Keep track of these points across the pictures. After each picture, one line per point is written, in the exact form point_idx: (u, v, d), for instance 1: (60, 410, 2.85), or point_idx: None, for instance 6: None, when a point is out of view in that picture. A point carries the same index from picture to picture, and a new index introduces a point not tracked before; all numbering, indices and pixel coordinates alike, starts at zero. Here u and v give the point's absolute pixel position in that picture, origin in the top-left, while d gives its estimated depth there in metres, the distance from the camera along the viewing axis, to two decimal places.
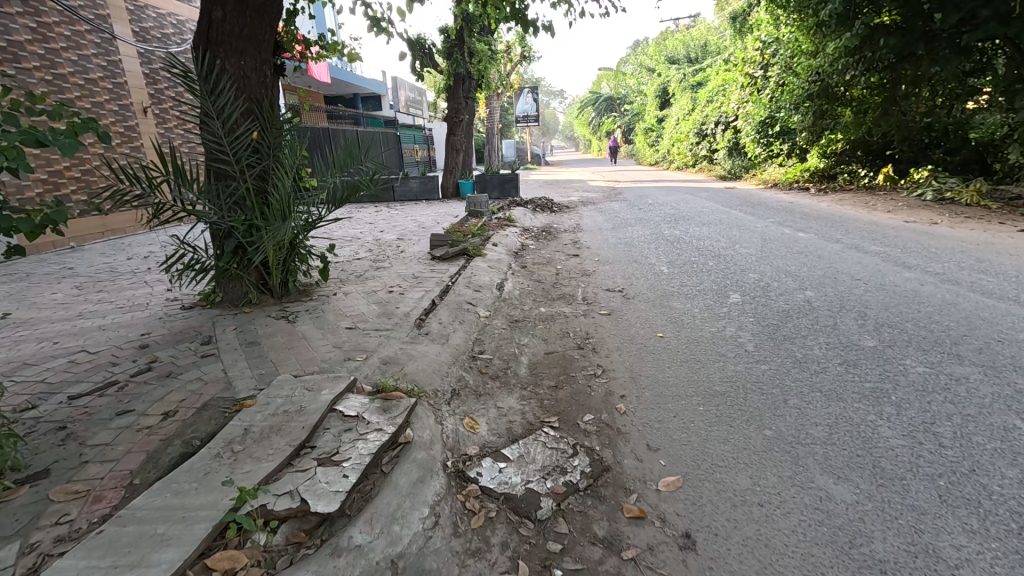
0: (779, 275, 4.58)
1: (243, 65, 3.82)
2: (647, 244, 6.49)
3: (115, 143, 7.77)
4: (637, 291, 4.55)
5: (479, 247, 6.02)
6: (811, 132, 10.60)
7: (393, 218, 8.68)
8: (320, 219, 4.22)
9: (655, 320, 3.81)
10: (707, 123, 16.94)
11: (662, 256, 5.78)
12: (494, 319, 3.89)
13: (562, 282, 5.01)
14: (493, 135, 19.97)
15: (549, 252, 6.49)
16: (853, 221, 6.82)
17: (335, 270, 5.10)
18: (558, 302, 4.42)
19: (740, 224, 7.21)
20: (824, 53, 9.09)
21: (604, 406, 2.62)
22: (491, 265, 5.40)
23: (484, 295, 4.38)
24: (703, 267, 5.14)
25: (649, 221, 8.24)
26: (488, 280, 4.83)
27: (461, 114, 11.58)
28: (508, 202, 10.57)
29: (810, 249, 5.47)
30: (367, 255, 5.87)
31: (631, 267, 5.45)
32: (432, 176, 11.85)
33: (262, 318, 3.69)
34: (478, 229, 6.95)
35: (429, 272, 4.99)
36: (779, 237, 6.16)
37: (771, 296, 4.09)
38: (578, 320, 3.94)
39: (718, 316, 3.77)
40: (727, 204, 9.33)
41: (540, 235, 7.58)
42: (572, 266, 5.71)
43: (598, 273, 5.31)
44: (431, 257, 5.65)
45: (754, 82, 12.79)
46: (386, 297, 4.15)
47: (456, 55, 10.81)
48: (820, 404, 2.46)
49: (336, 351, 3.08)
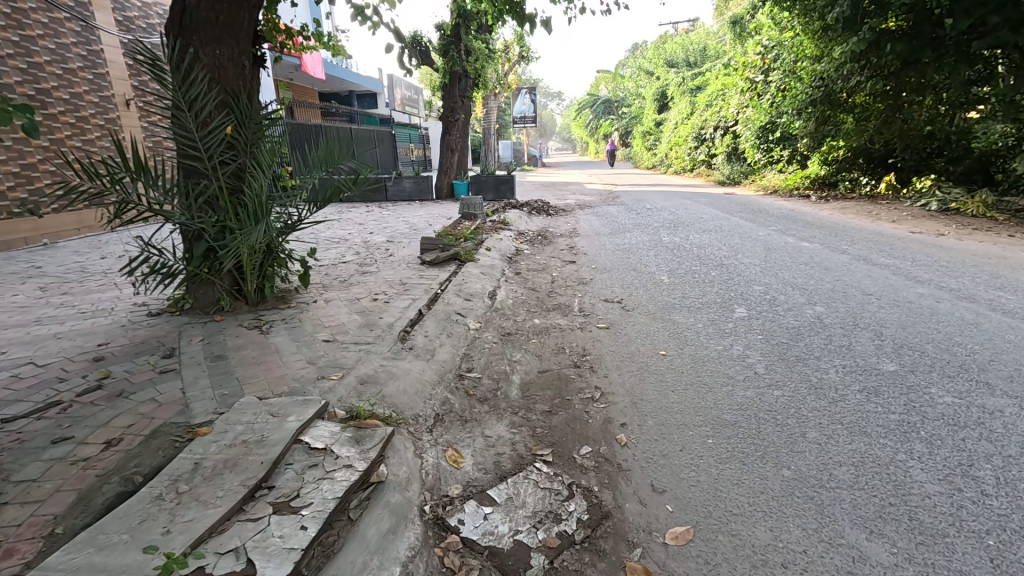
0: (786, 288, 4.35)
1: (219, 55, 3.55)
2: (646, 251, 6.26)
3: (94, 136, 7.47)
4: (637, 302, 4.31)
5: (471, 252, 5.77)
6: (812, 138, 10.43)
7: (384, 218, 8.41)
8: (300, 221, 3.96)
9: (657, 335, 3.57)
10: (706, 127, 16.76)
11: (662, 264, 5.55)
12: (485, 331, 3.63)
13: (557, 291, 4.76)
14: (489, 135, 19.74)
15: (545, 258, 6.24)
16: (857, 231, 6.63)
17: (318, 275, 4.82)
18: (553, 313, 4.17)
19: (741, 232, 7.01)
20: (828, 58, 8.92)
21: (603, 436, 2.37)
22: (484, 271, 5.15)
23: (475, 305, 4.13)
24: (705, 278, 4.91)
25: (648, 226, 8.02)
26: (480, 287, 4.58)
27: (456, 113, 11.36)
28: (504, 204, 10.32)
29: (816, 259, 5.25)
30: (353, 258, 5.60)
31: (630, 275, 5.21)
32: (426, 176, 11.59)
33: (233, 327, 3.42)
34: (471, 232, 6.69)
35: (417, 278, 4.73)
36: (783, 246, 5.94)
37: (779, 311, 3.86)
38: (574, 334, 3.69)
39: (723, 333, 3.53)
40: (727, 210, 9.14)
41: (535, 239, 7.34)
42: (568, 273, 5.46)
43: (596, 281, 5.06)
44: (421, 262, 5.38)
45: (754, 87, 12.62)
46: (371, 305, 3.88)
47: (452, 53, 10.57)
48: (842, 439, 2.23)
49: (310, 367, 2.81)
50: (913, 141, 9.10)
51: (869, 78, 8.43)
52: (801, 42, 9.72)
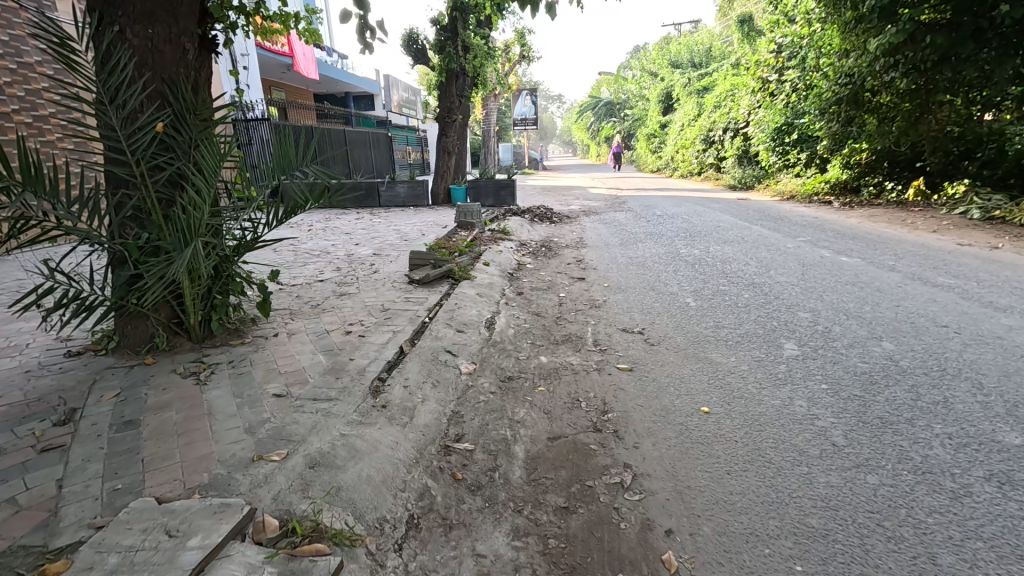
0: (839, 317, 3.68)
1: (152, 34, 2.85)
2: (664, 266, 5.57)
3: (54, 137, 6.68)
4: (662, 334, 3.62)
5: (467, 268, 5.09)
6: (833, 139, 9.71)
7: (374, 227, 7.76)
8: (259, 238, 3.31)
9: (692, 383, 2.86)
10: (715, 129, 16.07)
11: (684, 283, 4.87)
12: (481, 376, 2.94)
13: (566, 317, 4.08)
14: (489, 137, 19.07)
15: (550, 273, 5.56)
16: (897, 243, 5.94)
17: (286, 298, 4.13)
18: (563, 347, 3.48)
19: (766, 243, 6.34)
20: (857, 53, 8.23)
21: (643, 556, 1.68)
22: (481, 293, 4.46)
23: (469, 338, 3.44)
24: (739, 302, 4.20)
25: (661, 236, 7.34)
26: (476, 314, 3.89)
27: (453, 114, 10.54)
28: (504, 210, 9.62)
29: (863, 278, 4.57)
30: (332, 276, 4.92)
31: (649, 297, 4.52)
32: (422, 180, 10.89)
33: (165, 373, 2.72)
34: (466, 244, 5.99)
35: (402, 303, 4.03)
36: (820, 262, 5.25)
37: (839, 348, 3.17)
38: (589, 378, 3.00)
39: (777, 380, 2.84)
40: (745, 218, 8.47)
41: (538, 251, 6.65)
42: (577, 293, 4.77)
43: (609, 305, 4.38)
44: (409, 280, 4.70)
45: (767, 87, 11.94)
46: (343, 342, 3.19)
47: (449, 50, 9.90)
48: (994, 572, 1.54)
49: (247, 440, 2.12)
50: (942, 143, 8.38)
51: (903, 74, 7.77)
52: (826, 37, 9.03)
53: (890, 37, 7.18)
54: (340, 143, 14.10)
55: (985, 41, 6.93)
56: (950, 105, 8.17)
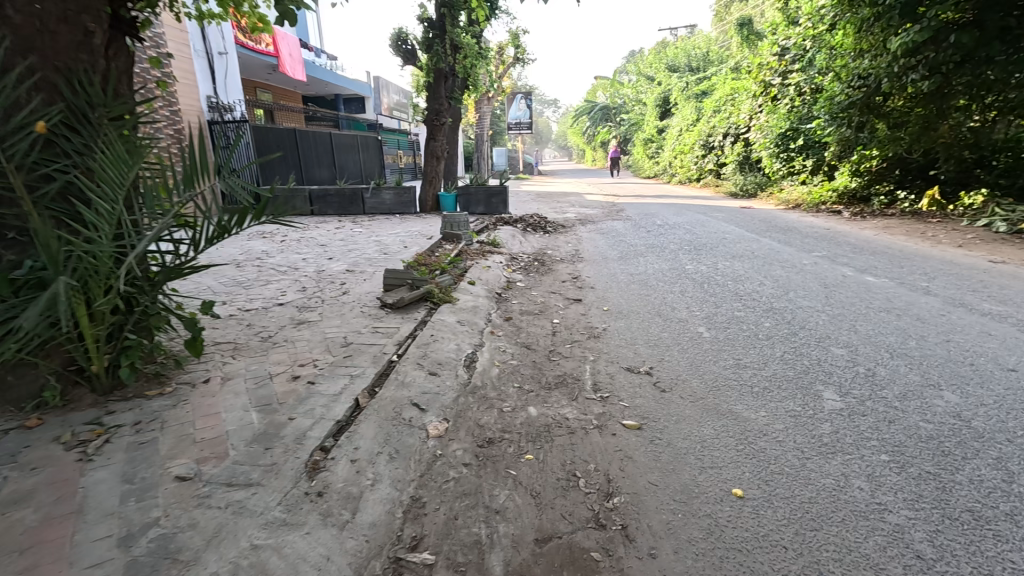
0: (882, 355, 3.12)
1: (46, 10, 2.27)
2: (669, 285, 5.00)
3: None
4: (674, 376, 3.05)
5: (449, 288, 4.51)
6: (842, 145, 9.20)
7: (352, 238, 7.16)
8: (186, 263, 2.65)
9: (716, 450, 2.29)
10: (716, 134, 15.54)
11: (694, 307, 4.30)
12: (453, 439, 2.35)
13: (561, 352, 3.50)
14: (482, 142, 18.52)
15: (542, 293, 4.99)
16: (924, 260, 5.40)
17: (234, 330, 3.53)
18: (557, 394, 2.89)
19: (779, 258, 5.79)
20: (871, 54, 7.69)
21: None
22: (462, 321, 3.87)
23: (443, 383, 2.85)
24: (760, 333, 3.63)
25: (664, 248, 6.78)
26: (454, 349, 3.30)
27: (442, 116, 9.89)
28: (496, 219, 9.04)
29: (898, 304, 4.02)
30: (295, 299, 4.32)
31: (655, 325, 3.96)
32: (408, 187, 10.31)
33: (43, 442, 2.12)
34: (448, 260, 5.40)
35: (368, 335, 3.44)
36: (844, 282, 4.70)
37: (891, 400, 2.61)
38: (589, 440, 2.42)
39: (824, 447, 2.26)
40: (752, 229, 7.93)
41: (529, 266, 6.07)
42: (573, 319, 4.20)
43: (610, 335, 3.81)
44: (381, 304, 4.11)
45: (770, 91, 11.43)
46: (286, 392, 2.59)
47: (436, 49, 9.32)
48: None
49: (116, 560, 1.53)
50: (957, 150, 7.95)
51: (925, 76, 7.14)
52: (838, 37, 8.49)
53: (913, 35, 6.57)
54: (326, 148, 13.53)
55: (1011, 41, 6.44)
56: (966, 111, 7.71)
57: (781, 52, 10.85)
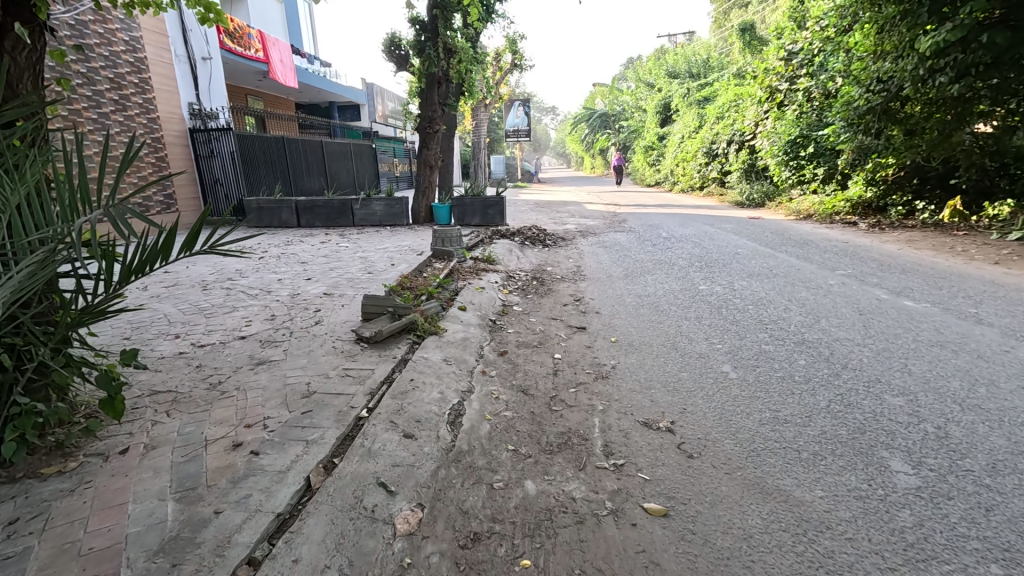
0: (952, 409, 2.59)
1: None
2: (684, 311, 4.48)
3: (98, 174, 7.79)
4: (701, 436, 2.52)
5: (435, 317, 3.98)
6: (854, 153, 8.73)
7: (335, 255, 6.64)
8: (99, 304, 2.13)
9: (769, 555, 1.76)
10: (718, 141, 15.11)
11: (713, 338, 3.79)
12: (427, 538, 1.82)
13: (564, 401, 2.96)
14: (480, 149, 18.08)
15: (542, 320, 4.46)
16: (963, 279, 4.89)
17: (180, 375, 3.00)
18: (560, 461, 2.36)
19: (801, 278, 5.29)
20: (892, 56, 7.21)
21: None
22: (449, 359, 3.35)
23: (420, 450, 2.31)
24: (796, 375, 3.10)
25: (673, 265, 6.28)
26: (437, 400, 2.77)
27: (436, 124, 9.43)
28: (492, 231, 8.51)
29: (951, 337, 3.49)
30: (261, 330, 3.80)
31: (672, 362, 3.43)
32: (400, 198, 9.81)
33: None
34: (437, 282, 4.88)
35: (336, 380, 2.91)
36: (880, 309, 4.18)
37: (980, 476, 2.08)
38: (604, 535, 1.89)
39: (912, 551, 1.73)
40: (764, 242, 7.44)
41: (528, 286, 5.54)
42: (576, 353, 3.68)
43: (620, 375, 3.28)
44: (357, 338, 3.58)
45: (777, 97, 11.00)
46: (220, 468, 2.05)
47: (428, 52, 8.84)
48: None
49: None
50: (979, 158, 7.47)
51: (953, 79, 6.65)
52: (853, 38, 8.02)
53: (944, 35, 6.06)
54: (317, 157, 13.06)
55: None
56: (984, 116, 7.27)
57: (788, 57, 10.42)
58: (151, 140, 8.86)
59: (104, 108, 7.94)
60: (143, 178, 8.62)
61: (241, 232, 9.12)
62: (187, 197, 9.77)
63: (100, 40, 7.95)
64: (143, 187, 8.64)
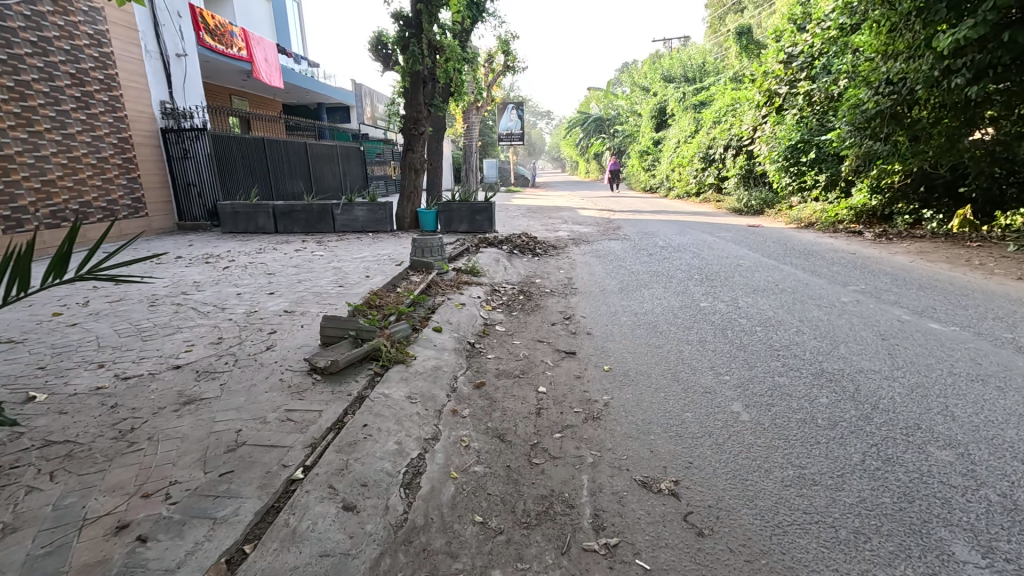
0: (1014, 467, 2.15)
1: None
2: (685, 333, 4.01)
3: (56, 176, 7.25)
4: (712, 503, 2.05)
5: (404, 342, 3.49)
6: (859, 159, 8.32)
7: (307, 265, 6.14)
8: None
9: None
10: (715, 146, 14.71)
11: (719, 367, 3.34)
12: None
13: (548, 452, 2.48)
14: (471, 152, 17.63)
15: (527, 342, 3.99)
16: (989, 297, 4.47)
17: (85, 419, 2.50)
18: (538, 542, 1.88)
19: (809, 294, 4.86)
20: (904, 56, 6.83)
21: None
22: (414, 396, 2.86)
23: (361, 529, 1.83)
24: (820, 419, 2.64)
25: (671, 277, 5.84)
26: (392, 454, 2.29)
27: (421, 125, 8.97)
28: (479, 239, 8.05)
29: (992, 369, 3.05)
30: (203, 357, 3.32)
31: (673, 399, 2.96)
32: (384, 203, 9.32)
33: None
34: (411, 298, 4.39)
35: (274, 426, 2.42)
36: (903, 332, 3.75)
37: None
38: None
39: None
40: (767, 253, 7.02)
41: (514, 302, 5.08)
42: (564, 385, 3.20)
43: (614, 416, 2.80)
44: (311, 370, 3.08)
45: (776, 100, 10.62)
46: (87, 566, 1.57)
47: (412, 49, 8.37)
48: None
49: None
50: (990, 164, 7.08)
51: (970, 80, 6.21)
52: (860, 39, 7.63)
53: (965, 32, 5.63)
54: (300, 159, 12.58)
55: None
56: (993, 122, 6.82)
57: (788, 59, 10.02)
58: (117, 139, 8.32)
59: (65, 106, 7.42)
60: (108, 180, 8.10)
61: (213, 238, 8.60)
62: (158, 200, 9.27)
63: (61, 33, 7.42)
64: (109, 190, 8.13)
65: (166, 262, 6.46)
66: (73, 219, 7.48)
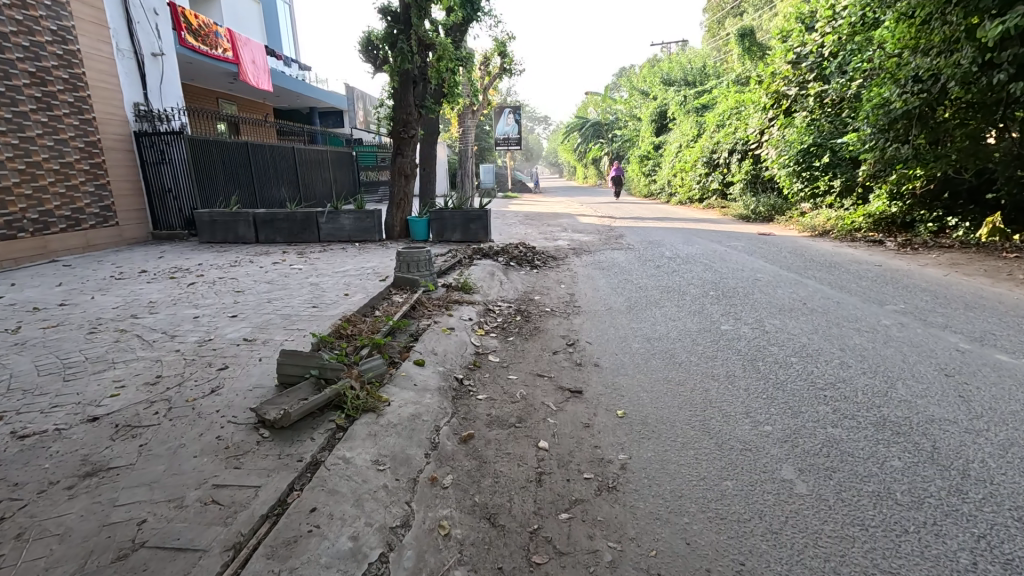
0: None
1: None
2: (708, 366, 3.42)
3: (12, 183, 6.66)
4: None
5: (376, 384, 2.90)
6: (878, 163, 7.78)
7: (281, 280, 5.54)
8: None
9: None
10: (719, 151, 14.20)
11: (757, 415, 2.75)
12: None
13: (552, 545, 1.88)
14: (467, 156, 17.06)
15: (524, 377, 3.40)
16: None
17: None
18: None
19: (843, 315, 4.29)
20: (936, 50, 6.30)
21: None
22: (382, 460, 2.28)
23: None
24: (900, 495, 2.05)
25: (683, 294, 5.26)
26: (343, 560, 1.70)
27: (411, 128, 8.41)
28: (472, 250, 7.47)
29: None
30: (131, 402, 2.73)
31: (705, 460, 2.37)
32: (372, 210, 8.74)
33: None
34: (390, 324, 3.80)
35: (191, 513, 1.84)
36: (968, 366, 3.17)
37: None
38: None
39: None
40: (785, 265, 6.45)
41: (509, 324, 4.49)
42: (569, 439, 2.61)
43: (634, 486, 2.20)
44: (257, 424, 2.49)
45: (783, 103, 10.13)
46: None
47: (401, 46, 7.81)
48: None
49: None
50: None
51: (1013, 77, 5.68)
52: (883, 35, 7.12)
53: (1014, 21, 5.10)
54: (287, 164, 12.03)
55: None
56: None
57: (797, 59, 9.56)
58: (84, 143, 7.74)
59: (22, 106, 6.85)
60: (73, 186, 7.52)
61: (188, 249, 8.00)
62: (131, 207, 8.68)
63: (18, 28, 6.84)
64: (74, 197, 7.55)
65: (126, 276, 5.86)
66: (31, 229, 6.90)
